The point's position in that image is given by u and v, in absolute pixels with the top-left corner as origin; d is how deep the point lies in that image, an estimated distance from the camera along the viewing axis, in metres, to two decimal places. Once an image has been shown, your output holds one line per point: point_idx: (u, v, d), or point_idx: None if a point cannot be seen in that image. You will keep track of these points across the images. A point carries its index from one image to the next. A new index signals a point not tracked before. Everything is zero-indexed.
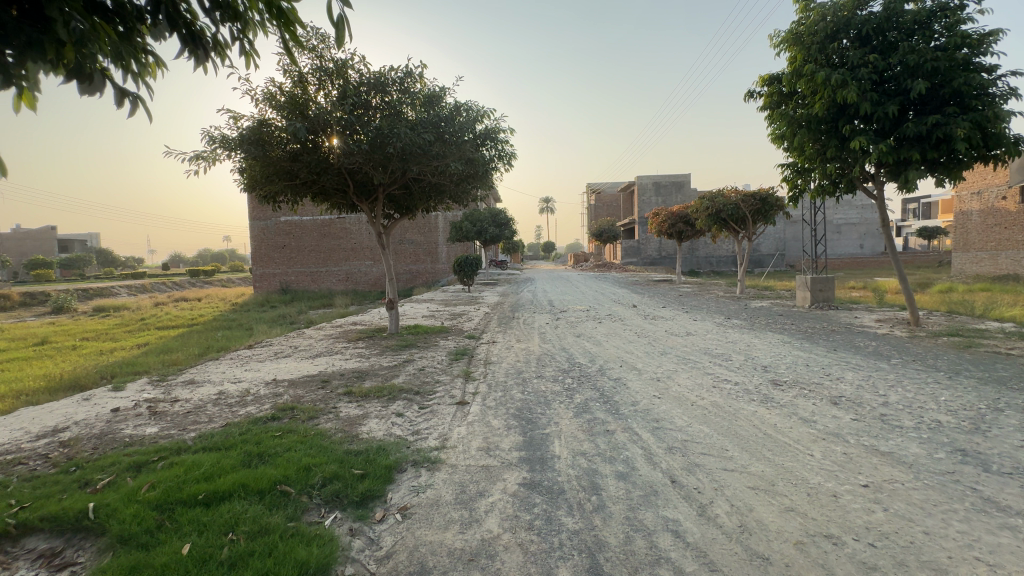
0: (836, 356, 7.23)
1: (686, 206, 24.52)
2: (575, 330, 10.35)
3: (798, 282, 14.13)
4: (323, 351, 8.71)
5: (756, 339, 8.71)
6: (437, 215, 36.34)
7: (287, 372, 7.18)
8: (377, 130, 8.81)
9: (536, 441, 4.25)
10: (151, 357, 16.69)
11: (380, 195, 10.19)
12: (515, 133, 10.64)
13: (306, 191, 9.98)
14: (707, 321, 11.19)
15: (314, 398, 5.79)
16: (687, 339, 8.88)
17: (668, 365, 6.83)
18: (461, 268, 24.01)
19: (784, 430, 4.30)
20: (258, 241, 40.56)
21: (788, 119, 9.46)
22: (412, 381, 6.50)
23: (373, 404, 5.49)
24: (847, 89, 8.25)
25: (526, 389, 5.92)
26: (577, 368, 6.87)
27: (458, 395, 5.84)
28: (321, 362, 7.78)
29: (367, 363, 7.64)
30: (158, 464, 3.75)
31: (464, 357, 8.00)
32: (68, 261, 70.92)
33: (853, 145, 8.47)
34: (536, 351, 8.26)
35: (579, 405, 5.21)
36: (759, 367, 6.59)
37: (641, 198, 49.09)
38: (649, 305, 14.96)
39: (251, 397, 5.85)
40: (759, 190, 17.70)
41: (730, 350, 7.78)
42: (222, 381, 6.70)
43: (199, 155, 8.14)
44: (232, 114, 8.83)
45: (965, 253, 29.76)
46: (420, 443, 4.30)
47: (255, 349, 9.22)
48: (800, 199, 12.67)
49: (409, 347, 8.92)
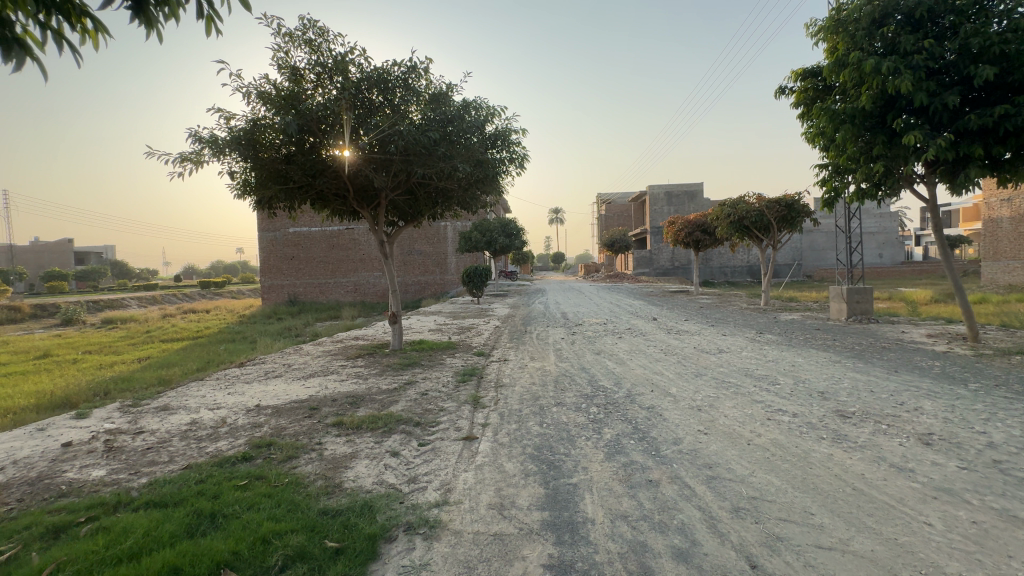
0: (900, 380, 6.25)
1: (702, 214, 23.63)
2: (594, 347, 9.45)
3: (833, 293, 13.10)
4: (318, 371, 7.90)
5: (798, 358, 7.76)
6: (446, 225, 35.88)
7: (274, 396, 6.39)
8: (377, 128, 8.11)
9: (562, 496, 3.37)
10: (148, 372, 16.05)
11: (383, 201, 9.46)
12: (526, 134, 9.90)
13: (304, 198, 9.29)
14: (737, 336, 10.23)
15: (299, 430, 4.97)
16: (721, 358, 7.93)
17: (708, 391, 5.90)
18: (469, 279, 23.18)
19: (879, 484, 3.37)
20: (267, 252, 40.32)
21: (830, 115, 8.58)
22: (412, 409, 5.64)
23: (365, 440, 4.65)
24: (900, 78, 7.37)
25: (543, 421, 5.04)
26: (601, 393, 5.97)
27: (465, 428, 4.98)
28: (314, 385, 6.97)
29: (363, 386, 6.81)
30: (82, 529, 2.94)
31: (473, 378, 7.15)
32: (84, 273, 71.98)
33: (906, 140, 7.58)
34: (553, 372, 7.38)
35: (610, 443, 4.32)
36: (815, 394, 5.64)
37: (653, 207, 48.13)
38: (670, 318, 14.01)
39: (225, 429, 5.04)
40: (785, 196, 16.70)
41: (774, 372, 6.82)
42: (199, 408, 5.90)
43: (184, 156, 7.49)
44: (222, 114, 8.16)
45: (995, 261, 28.47)
46: (417, 497, 3.45)
47: (246, 367, 8.48)
48: (835, 204, 11.75)
49: (412, 366, 8.10)
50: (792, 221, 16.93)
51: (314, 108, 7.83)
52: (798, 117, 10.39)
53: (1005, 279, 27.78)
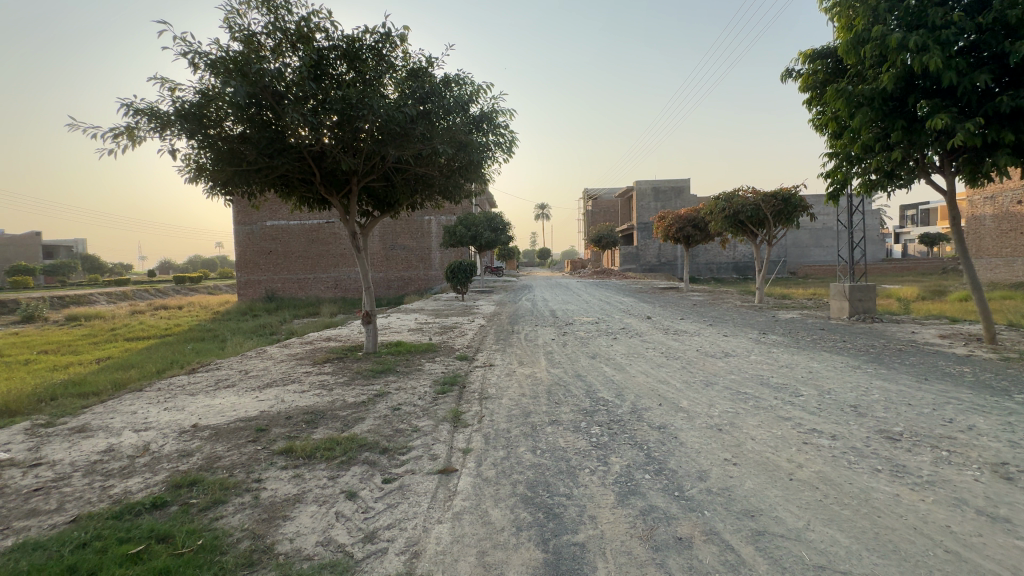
0: (935, 390, 5.56)
1: (693, 209, 23.05)
2: (588, 349, 8.64)
3: (834, 290, 12.53)
4: (278, 380, 6.92)
5: (814, 364, 7.06)
6: (430, 219, 34.81)
7: (218, 412, 5.42)
8: (344, 102, 7.12)
9: (566, 564, 2.53)
10: (102, 375, 14.79)
11: (354, 187, 8.49)
12: (514, 116, 9.01)
13: (265, 182, 8.24)
14: (740, 337, 9.52)
15: (235, 461, 4.02)
16: (729, 363, 7.17)
17: (724, 405, 5.11)
18: (453, 275, 22.19)
19: (976, 544, 2.59)
20: (243, 246, 38.70)
21: (847, 96, 7.87)
22: (379, 430, 4.73)
23: (317, 474, 3.75)
24: (929, 54, 6.66)
25: (536, 447, 4.18)
26: (602, 409, 5.14)
27: (442, 456, 4.09)
28: (269, 397, 6.00)
29: (326, 399, 5.86)
30: None
31: (453, 388, 6.26)
32: (52, 268, 69.33)
33: (933, 123, 6.91)
34: (545, 380, 6.56)
35: (620, 479, 3.48)
36: (848, 409, 4.88)
37: (641, 203, 47.59)
38: (665, 316, 13.29)
39: (143, 460, 4.07)
40: (782, 189, 16.06)
41: (791, 380, 6.09)
42: (122, 429, 4.90)
43: (117, 131, 6.43)
44: (163, 83, 7.04)
45: (977, 258, 28.49)
46: (371, 568, 2.57)
47: (196, 375, 7.45)
48: (840, 197, 11.13)
49: (386, 373, 7.18)
50: (788, 215, 16.34)
51: (270, 77, 6.78)
52: (806, 102, 9.69)
53: (988, 276, 27.90)
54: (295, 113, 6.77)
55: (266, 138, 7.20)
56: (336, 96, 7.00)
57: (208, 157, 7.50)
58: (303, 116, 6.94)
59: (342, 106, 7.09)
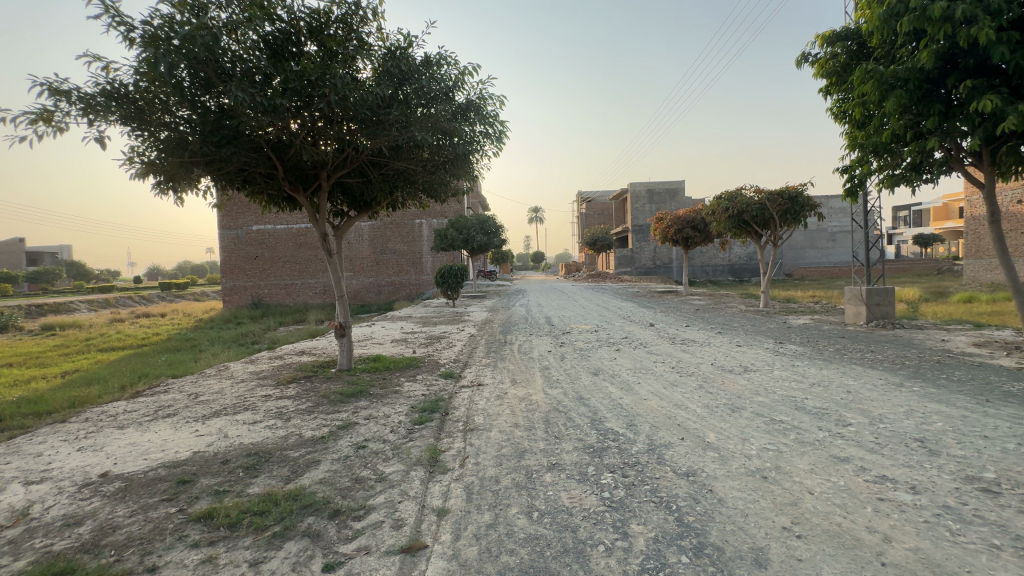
0: (1007, 416, 4.66)
1: (693, 209, 22.25)
2: (588, 364, 7.68)
3: (848, 294, 11.71)
4: (229, 407, 5.90)
5: (849, 381, 6.16)
6: (421, 223, 33.90)
7: (142, 454, 4.41)
8: (306, 81, 6.11)
9: None
10: (61, 391, 13.64)
11: (324, 182, 7.53)
12: (504, 102, 8.07)
13: (220, 177, 7.20)
14: (756, 348, 8.62)
15: (131, 535, 3.02)
16: (751, 381, 6.24)
17: (761, 440, 4.18)
18: (444, 280, 21.19)
19: None
20: (228, 252, 37.44)
21: (876, 78, 7.00)
22: (333, 480, 3.74)
23: (236, 558, 2.75)
24: (975, 26, 5.85)
25: (533, 507, 3.20)
26: (612, 446, 4.20)
27: (409, 524, 3.10)
28: (210, 432, 4.98)
29: (279, 433, 4.86)
30: None
31: (433, 417, 5.27)
32: (35, 274, 67.67)
33: (980, 105, 6.05)
34: (542, 404, 5.60)
35: (649, 566, 2.52)
36: (915, 446, 3.96)
37: (635, 205, 46.74)
38: (669, 323, 12.41)
39: (9, 535, 3.06)
40: (788, 187, 15.26)
41: (831, 404, 5.18)
42: (9, 482, 3.89)
43: (36, 117, 5.47)
44: (89, 58, 5.96)
45: (977, 259, 28.64)
46: None
47: (137, 401, 6.42)
48: (857, 193, 10.38)
49: (358, 396, 6.20)
50: (795, 215, 15.50)
51: (212, 48, 5.68)
52: (826, 89, 8.86)
53: (988, 277, 27.85)
54: (242, 91, 5.68)
55: (211, 122, 6.09)
56: (292, 72, 5.95)
57: (149, 146, 6.43)
58: (252, 96, 5.86)
59: (300, 84, 6.03)
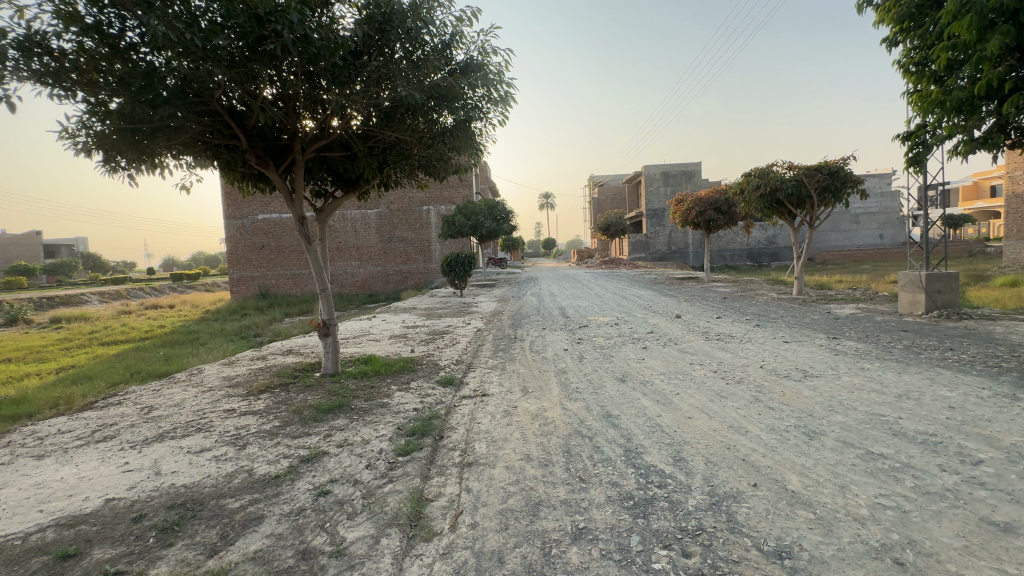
0: None
1: (715, 190, 20.74)
2: (613, 367, 6.51)
3: (903, 279, 10.36)
4: (180, 427, 4.87)
5: (944, 392, 4.92)
6: (428, 209, 32.83)
7: (38, 504, 3.36)
8: (256, 17, 4.73)
9: None
10: (48, 391, 12.84)
11: (298, 157, 6.37)
12: (511, 57, 6.79)
13: (177, 150, 6.08)
14: (808, 345, 7.39)
15: None
16: (820, 392, 5.02)
17: (869, 491, 3.00)
18: (450, 268, 20.06)
19: None
20: (233, 242, 36.66)
21: (977, 11, 5.58)
22: (271, 557, 2.66)
23: None
24: None
25: None
26: (661, 498, 3.04)
27: None
28: (141, 467, 3.92)
29: (226, 469, 3.81)
30: None
31: (422, 444, 4.17)
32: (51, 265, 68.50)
33: None
34: (561, 425, 4.46)
35: None
36: None
37: (650, 188, 44.85)
38: (698, 314, 11.16)
39: None
40: (828, 161, 13.77)
41: (939, 428, 3.97)
42: None
43: None
44: None
45: (1019, 240, 26.71)
46: None
47: (80, 417, 5.41)
48: (923, 162, 8.95)
49: (338, 412, 5.14)
50: (835, 193, 14.01)
51: None
52: (897, 34, 7.45)
53: None
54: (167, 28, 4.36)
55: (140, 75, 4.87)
56: (235, 5, 4.59)
57: (83, 112, 5.29)
58: (182, 35, 4.57)
59: (248, 21, 4.68)
